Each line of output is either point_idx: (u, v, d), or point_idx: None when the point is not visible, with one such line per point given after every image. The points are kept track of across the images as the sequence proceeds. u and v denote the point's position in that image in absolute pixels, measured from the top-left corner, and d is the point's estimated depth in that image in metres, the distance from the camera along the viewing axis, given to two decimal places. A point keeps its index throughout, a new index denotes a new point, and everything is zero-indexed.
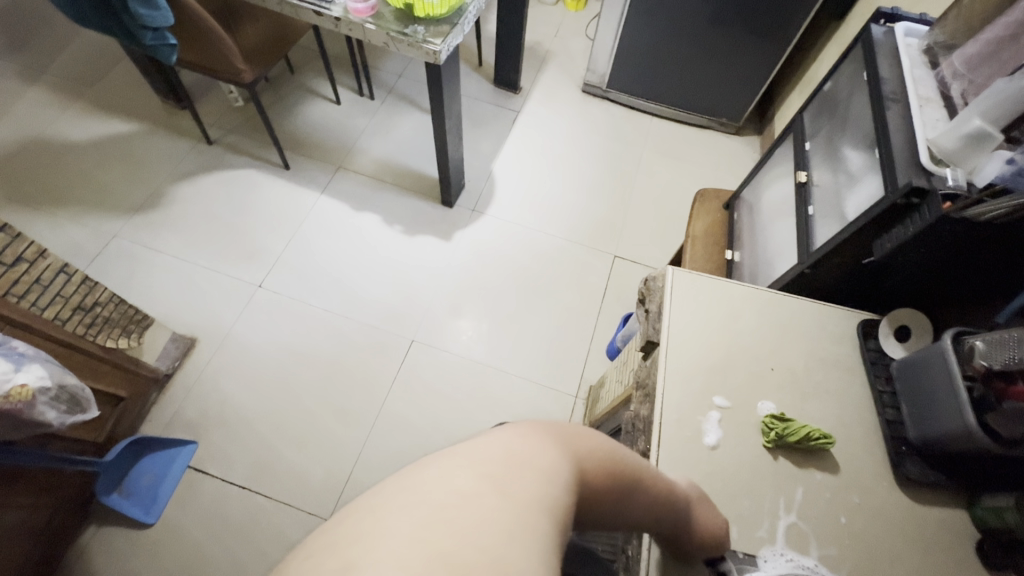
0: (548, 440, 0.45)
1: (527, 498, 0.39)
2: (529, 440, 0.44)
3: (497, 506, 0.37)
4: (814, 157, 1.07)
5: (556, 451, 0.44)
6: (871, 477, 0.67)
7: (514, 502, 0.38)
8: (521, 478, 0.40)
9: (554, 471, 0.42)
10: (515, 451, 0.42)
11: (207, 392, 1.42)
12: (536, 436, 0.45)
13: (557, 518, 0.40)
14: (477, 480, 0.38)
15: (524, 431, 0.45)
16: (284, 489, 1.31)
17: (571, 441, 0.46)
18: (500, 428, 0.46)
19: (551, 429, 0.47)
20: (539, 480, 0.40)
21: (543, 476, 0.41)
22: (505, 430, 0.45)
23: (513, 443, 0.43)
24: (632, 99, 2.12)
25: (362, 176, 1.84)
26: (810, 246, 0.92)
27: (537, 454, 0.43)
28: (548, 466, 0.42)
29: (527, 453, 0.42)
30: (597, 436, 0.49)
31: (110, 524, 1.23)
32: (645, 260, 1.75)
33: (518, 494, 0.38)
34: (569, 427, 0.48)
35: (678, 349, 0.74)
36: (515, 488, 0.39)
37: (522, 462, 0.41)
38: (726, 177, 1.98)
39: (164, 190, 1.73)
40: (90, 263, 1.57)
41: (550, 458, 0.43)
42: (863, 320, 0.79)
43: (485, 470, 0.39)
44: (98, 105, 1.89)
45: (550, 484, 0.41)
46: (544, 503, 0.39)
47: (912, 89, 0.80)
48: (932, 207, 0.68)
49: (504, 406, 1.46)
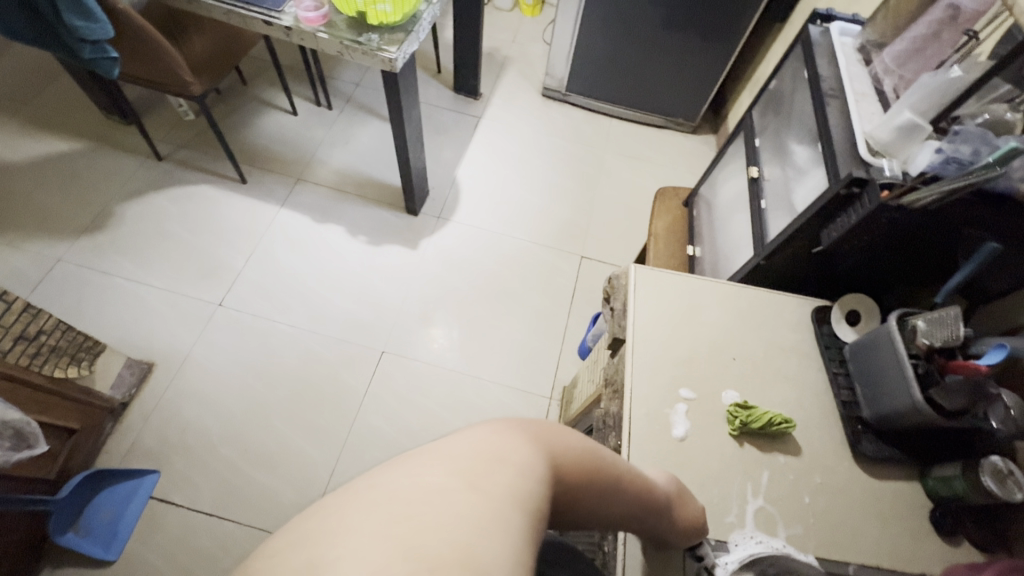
0: (520, 435, 0.44)
1: (498, 494, 0.38)
2: (501, 434, 0.43)
3: (467, 503, 0.37)
4: (764, 152, 1.11)
5: (532, 446, 0.44)
6: (832, 457, 0.70)
7: (485, 498, 0.37)
8: (491, 474, 0.39)
9: (527, 466, 0.41)
10: (486, 445, 0.42)
11: (167, 418, 1.36)
12: (509, 430, 0.44)
13: (530, 512, 0.39)
14: (446, 475, 0.38)
15: (498, 426, 0.44)
16: (255, 514, 1.26)
17: (545, 434, 0.46)
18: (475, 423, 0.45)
19: (526, 425, 0.46)
20: (510, 475, 0.40)
21: (518, 471, 0.41)
22: (478, 426, 0.44)
23: (485, 438, 0.42)
24: (590, 101, 2.15)
25: (323, 188, 1.80)
26: (764, 238, 0.96)
27: (509, 449, 0.42)
28: (521, 461, 0.41)
29: (499, 448, 0.42)
30: (573, 435, 0.48)
31: (66, 565, 1.16)
32: (612, 260, 1.78)
33: (490, 490, 0.38)
34: (547, 424, 0.48)
35: (643, 344, 0.75)
36: (487, 483, 0.38)
37: (493, 457, 0.41)
38: (685, 174, 2.04)
39: (112, 210, 1.66)
40: (32, 291, 1.48)
41: (525, 452, 0.43)
42: (816, 306, 0.82)
43: (454, 465, 0.39)
44: (36, 124, 1.79)
45: (522, 480, 0.40)
46: (516, 498, 0.39)
47: (849, 85, 0.84)
48: (871, 195, 0.71)
49: (479, 412, 1.46)
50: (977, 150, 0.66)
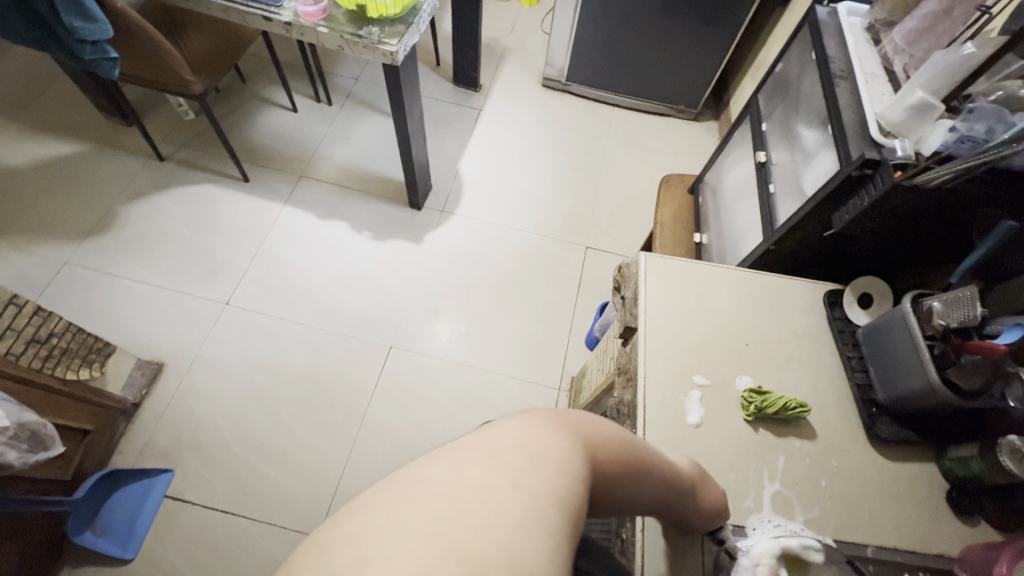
0: (558, 428, 0.44)
1: (540, 491, 0.38)
2: (538, 430, 0.43)
3: (508, 500, 0.37)
4: (771, 137, 1.10)
5: (569, 440, 0.43)
6: (847, 440, 0.70)
7: (524, 496, 0.37)
8: (530, 470, 0.39)
9: (567, 462, 0.41)
10: (524, 441, 0.41)
11: (178, 418, 1.37)
12: (545, 424, 0.44)
13: (570, 509, 0.39)
14: (488, 472, 0.38)
15: (534, 421, 0.43)
16: (269, 510, 1.27)
17: (582, 425, 0.46)
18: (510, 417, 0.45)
19: (563, 419, 0.45)
20: (549, 472, 0.40)
21: (557, 467, 0.40)
22: (513, 419, 0.44)
23: (522, 433, 0.42)
24: (591, 91, 2.14)
25: (325, 184, 1.80)
26: (774, 224, 0.96)
27: (549, 445, 0.42)
28: (561, 457, 0.41)
29: (540, 444, 0.41)
30: (609, 422, 0.48)
31: (85, 564, 1.17)
32: (617, 250, 1.78)
33: (529, 487, 0.38)
34: (584, 415, 0.47)
35: (656, 332, 0.75)
36: (527, 481, 0.38)
37: (532, 453, 0.40)
38: (688, 162, 2.02)
39: (116, 212, 1.66)
40: (39, 294, 1.48)
41: (563, 448, 0.42)
42: (828, 290, 0.82)
43: (495, 462, 0.39)
44: (37, 126, 1.79)
45: (563, 476, 0.40)
46: (555, 495, 0.39)
47: (858, 65, 0.84)
48: (884, 177, 0.71)
49: (488, 405, 1.46)
50: (993, 127, 0.66)
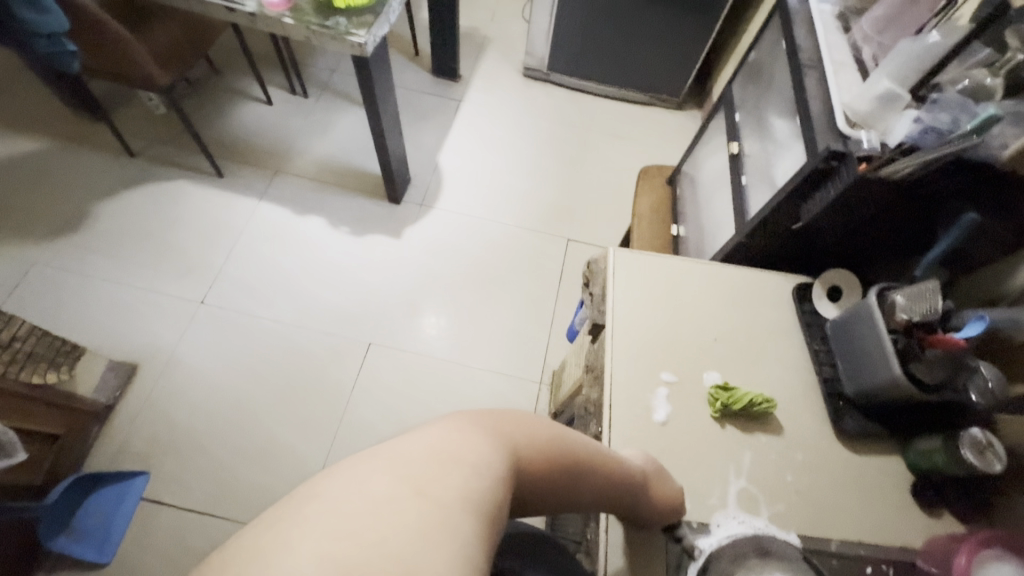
0: (478, 431, 0.44)
1: (450, 498, 0.37)
2: (457, 434, 0.42)
3: (414, 510, 0.36)
4: (745, 128, 1.09)
5: (490, 442, 0.43)
6: (814, 434, 0.69)
7: (432, 505, 0.36)
8: (440, 477, 0.38)
9: (483, 465, 0.41)
10: (439, 446, 0.41)
11: (153, 419, 1.35)
12: (465, 427, 0.43)
13: (485, 513, 0.38)
14: (394, 482, 0.37)
15: (454, 425, 0.43)
16: (247, 510, 1.26)
17: (510, 427, 0.46)
18: (430, 422, 0.44)
19: (488, 419, 0.46)
20: (462, 476, 0.39)
21: (471, 470, 0.40)
22: (432, 425, 0.44)
23: (439, 438, 0.41)
24: (572, 80, 2.11)
25: (301, 179, 1.77)
26: (746, 216, 0.94)
27: (465, 449, 0.41)
28: (477, 460, 0.41)
29: (454, 448, 0.41)
30: (540, 418, 0.49)
31: (59, 569, 1.16)
32: (599, 242, 1.77)
33: (439, 495, 0.37)
34: (512, 413, 0.48)
35: (623, 328, 0.74)
36: (436, 488, 0.37)
37: (446, 458, 0.40)
38: (670, 152, 2.01)
39: (86, 210, 1.62)
40: (7, 297, 1.45)
41: (482, 451, 0.42)
42: (797, 284, 0.81)
43: (403, 471, 0.38)
44: (2, 123, 1.74)
45: (477, 479, 0.40)
46: (468, 501, 0.38)
47: (827, 54, 0.82)
48: (849, 169, 0.70)
49: (470, 400, 1.45)
50: (957, 117, 0.65)
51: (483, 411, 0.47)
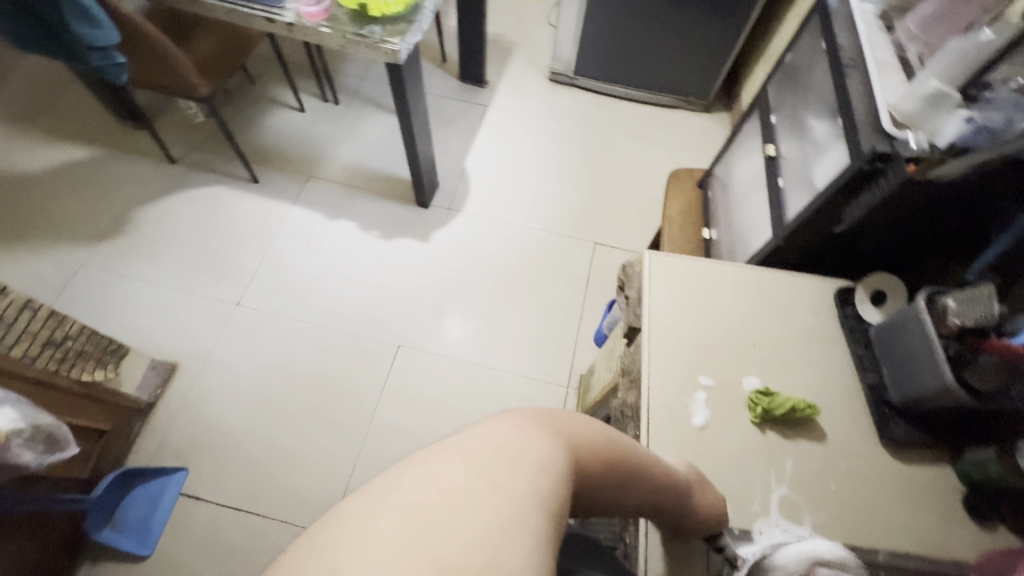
0: (540, 428, 0.45)
1: (519, 493, 0.39)
2: (522, 430, 0.44)
3: (488, 504, 0.38)
4: (781, 130, 1.07)
5: (553, 438, 0.44)
6: (859, 442, 0.68)
7: (505, 499, 0.38)
8: (510, 471, 0.40)
9: (548, 462, 0.42)
10: (506, 441, 0.42)
11: (192, 417, 1.39)
12: (528, 424, 0.44)
13: (551, 509, 0.40)
14: (467, 475, 0.39)
15: (518, 421, 0.44)
16: (280, 508, 1.29)
17: (567, 427, 0.47)
18: (494, 416, 0.46)
19: (548, 418, 0.46)
20: (530, 472, 0.41)
21: (538, 467, 0.41)
22: (498, 418, 0.45)
23: (506, 433, 0.43)
24: (599, 84, 2.11)
25: (332, 184, 1.80)
26: (783, 218, 0.93)
27: (531, 445, 0.43)
28: (541, 457, 0.42)
29: (521, 444, 0.42)
30: (593, 421, 0.49)
31: (104, 560, 1.20)
32: (625, 246, 1.76)
33: (510, 489, 0.39)
34: (556, 412, 0.48)
35: (661, 331, 0.74)
36: (508, 484, 0.39)
37: (514, 454, 0.41)
38: (698, 155, 1.99)
39: (130, 215, 1.68)
40: (57, 297, 1.52)
41: (545, 447, 0.43)
42: (839, 287, 0.79)
43: (475, 465, 0.40)
44: (53, 132, 1.82)
45: (543, 476, 0.41)
46: (536, 496, 0.40)
47: (870, 53, 0.80)
48: (896, 171, 0.69)
49: (497, 403, 1.46)
50: (1011, 117, 0.64)
51: (539, 409, 0.48)
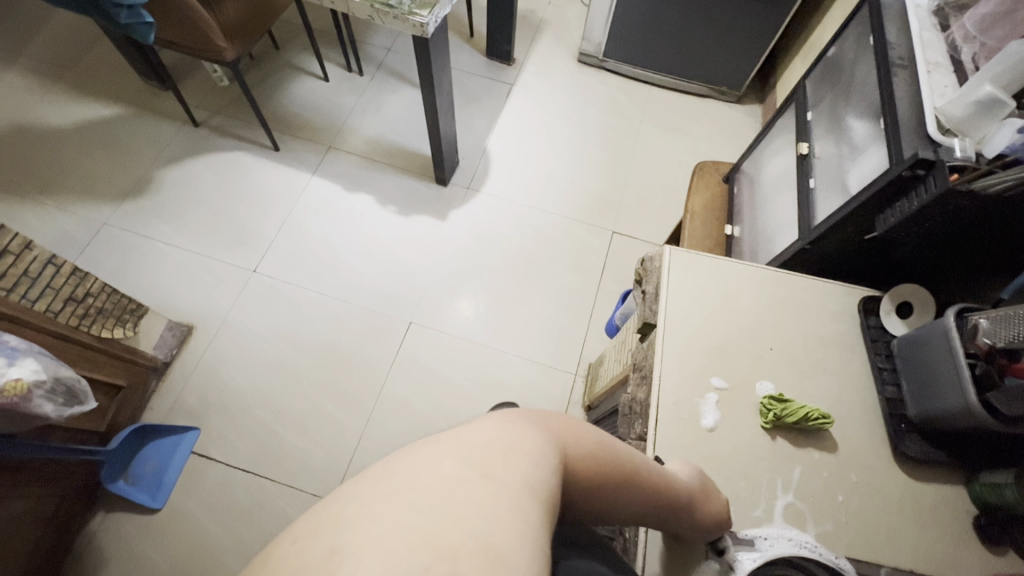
0: (531, 425, 0.45)
1: (513, 482, 0.39)
2: (511, 425, 0.44)
3: (482, 491, 0.37)
4: (817, 128, 1.03)
5: (544, 435, 0.45)
6: (870, 456, 0.66)
7: (499, 487, 0.38)
8: (503, 462, 0.40)
9: (540, 455, 0.42)
10: (499, 436, 0.43)
11: (206, 379, 1.42)
12: (519, 421, 0.45)
13: (546, 500, 0.40)
14: (460, 465, 0.39)
15: (508, 417, 0.45)
16: (286, 472, 1.32)
17: (558, 426, 0.47)
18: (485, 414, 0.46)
19: (538, 417, 0.47)
20: (523, 463, 0.41)
21: (530, 458, 0.41)
22: (488, 416, 0.45)
23: (496, 428, 0.43)
24: (628, 69, 2.05)
25: (353, 157, 1.79)
26: (811, 220, 0.91)
27: (522, 439, 0.43)
28: (533, 449, 0.42)
29: (512, 437, 0.43)
30: (585, 422, 0.49)
31: (117, 510, 1.24)
32: (644, 236, 1.73)
33: (503, 479, 0.39)
34: (555, 416, 0.48)
35: (676, 329, 0.73)
36: (500, 473, 0.39)
37: (506, 446, 0.42)
38: (726, 147, 1.93)
39: (153, 176, 1.70)
40: (80, 253, 1.55)
41: (536, 441, 0.43)
42: (864, 296, 0.77)
43: (467, 455, 0.40)
44: (81, 88, 1.83)
45: (536, 468, 0.41)
46: (530, 486, 0.40)
47: (921, 53, 0.77)
48: (937, 179, 0.66)
49: (504, 386, 1.46)
50: None
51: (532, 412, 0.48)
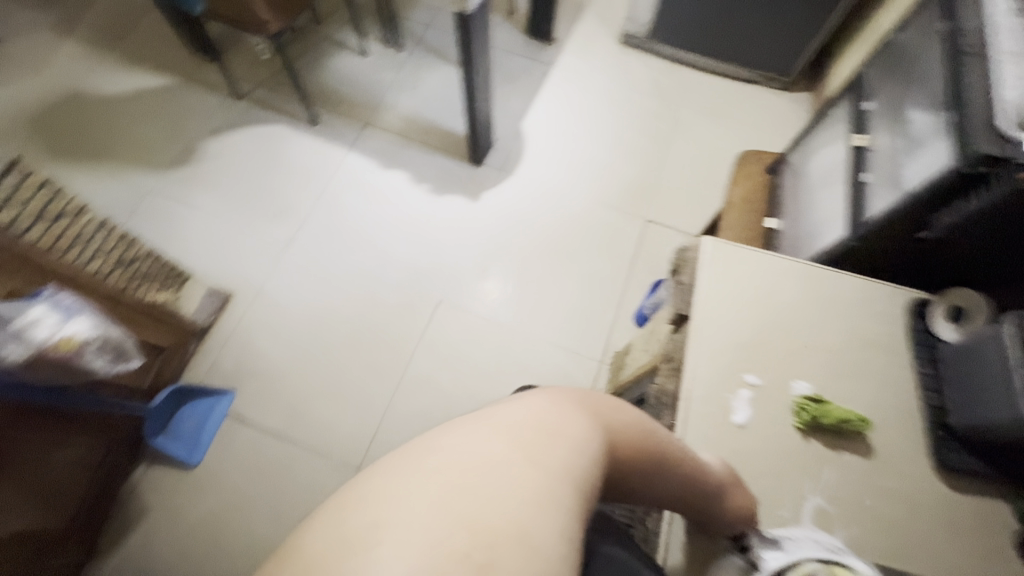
0: (579, 409, 0.48)
1: (553, 468, 0.42)
2: (558, 409, 0.47)
3: (523, 476, 0.41)
4: (875, 119, 0.99)
5: (588, 419, 0.47)
6: (908, 464, 0.64)
7: (538, 472, 0.42)
8: (545, 447, 0.43)
9: (583, 441, 0.45)
10: (545, 419, 0.45)
11: (242, 345, 1.47)
12: (566, 404, 0.48)
13: (582, 485, 0.43)
14: (504, 447, 0.42)
15: (556, 399, 0.48)
16: (315, 439, 1.37)
17: (604, 410, 0.50)
18: (531, 393, 0.49)
19: (581, 399, 0.49)
20: (564, 449, 0.44)
21: (572, 444, 0.44)
22: (535, 396, 0.48)
23: (541, 411, 0.46)
24: (672, 51, 1.98)
25: (389, 133, 1.80)
26: (860, 215, 0.87)
27: (566, 423, 0.46)
28: (576, 435, 0.45)
29: (556, 421, 0.45)
30: (630, 408, 0.52)
31: (158, 463, 1.32)
32: (679, 226, 1.69)
33: (544, 464, 0.42)
34: (599, 398, 0.51)
35: (711, 322, 0.71)
36: (540, 457, 0.42)
37: (549, 430, 0.45)
38: (770, 137, 1.86)
39: (197, 146, 1.75)
40: (129, 219, 1.61)
41: (580, 426, 0.46)
42: (915, 298, 0.74)
43: (511, 438, 0.43)
44: (131, 58, 1.89)
45: (577, 454, 0.44)
46: (568, 472, 0.43)
47: (997, 40, 0.70)
48: (1003, 177, 0.64)
49: (528, 369, 1.47)
50: None
51: (576, 390, 0.51)
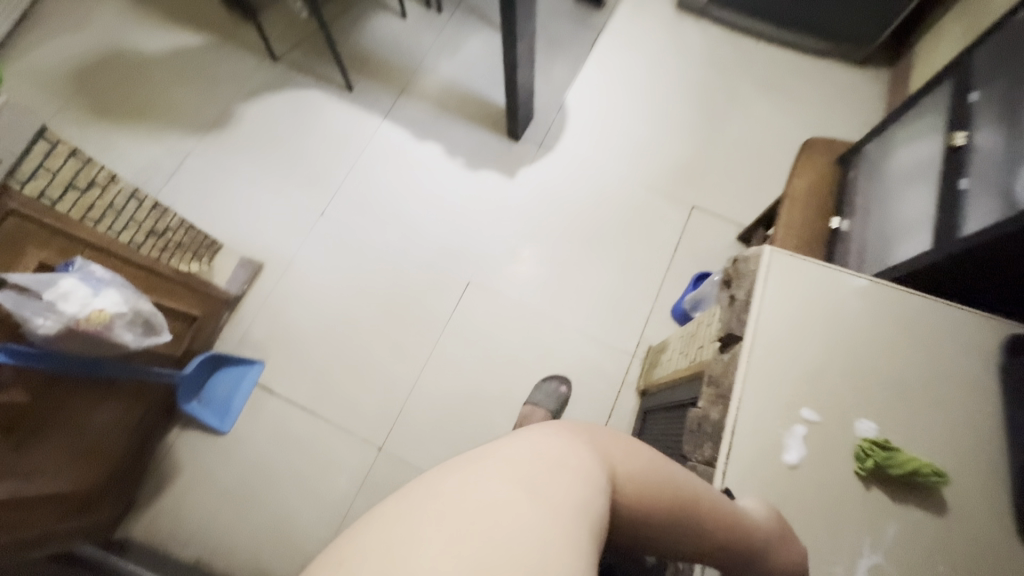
0: (579, 442, 0.49)
1: (566, 503, 0.43)
2: (560, 442, 0.48)
3: (537, 513, 0.41)
4: (981, 113, 0.86)
5: (592, 453, 0.48)
6: (980, 523, 0.58)
7: (552, 508, 0.42)
8: (555, 481, 0.44)
9: (591, 473, 0.46)
10: (549, 453, 0.46)
11: (273, 316, 1.48)
12: (567, 438, 0.48)
13: (597, 519, 0.43)
14: (515, 486, 0.43)
15: (557, 431, 0.48)
16: (340, 414, 1.38)
17: (604, 443, 0.50)
18: (530, 428, 0.50)
19: (588, 432, 0.50)
20: (574, 482, 0.44)
21: (580, 476, 0.45)
22: (532, 430, 0.49)
23: (543, 444, 0.47)
24: (736, 19, 1.80)
25: (425, 102, 1.72)
26: (959, 229, 0.76)
27: (569, 454, 0.47)
28: (580, 465, 0.46)
29: (559, 453, 0.46)
30: (631, 441, 0.52)
31: (191, 428, 1.35)
32: (728, 215, 1.58)
33: (557, 499, 0.43)
34: (599, 431, 0.52)
35: (768, 346, 0.64)
36: (551, 492, 0.43)
37: (555, 462, 0.45)
38: (839, 120, 1.69)
39: (233, 109, 1.72)
40: (166, 183, 1.61)
41: (585, 459, 0.47)
42: (1011, 333, 0.65)
43: (520, 474, 0.44)
44: (170, 15, 1.85)
45: (588, 488, 0.45)
46: (583, 507, 0.43)
47: None
48: None
49: (558, 358, 1.42)
50: None
51: (574, 422, 0.52)
